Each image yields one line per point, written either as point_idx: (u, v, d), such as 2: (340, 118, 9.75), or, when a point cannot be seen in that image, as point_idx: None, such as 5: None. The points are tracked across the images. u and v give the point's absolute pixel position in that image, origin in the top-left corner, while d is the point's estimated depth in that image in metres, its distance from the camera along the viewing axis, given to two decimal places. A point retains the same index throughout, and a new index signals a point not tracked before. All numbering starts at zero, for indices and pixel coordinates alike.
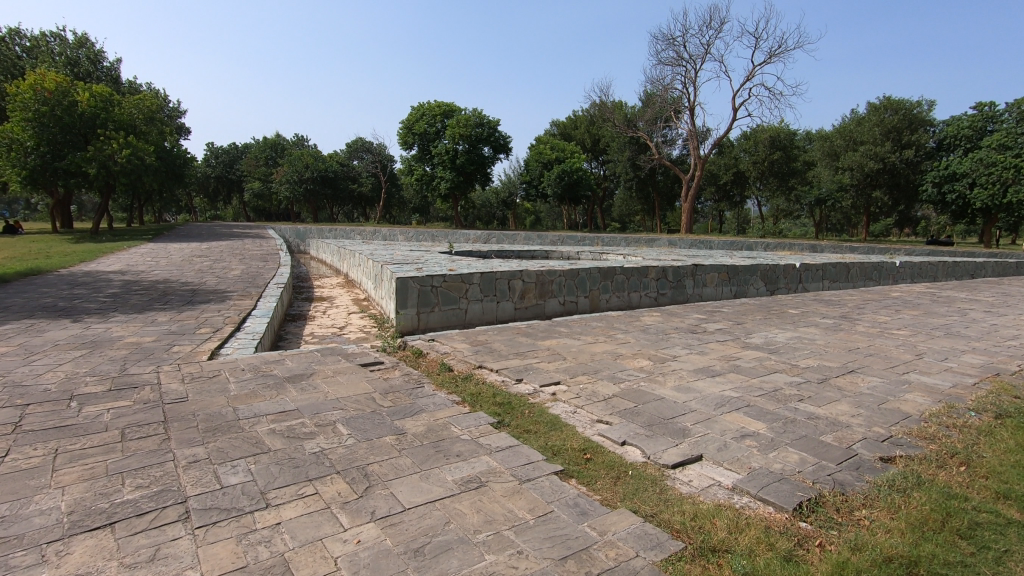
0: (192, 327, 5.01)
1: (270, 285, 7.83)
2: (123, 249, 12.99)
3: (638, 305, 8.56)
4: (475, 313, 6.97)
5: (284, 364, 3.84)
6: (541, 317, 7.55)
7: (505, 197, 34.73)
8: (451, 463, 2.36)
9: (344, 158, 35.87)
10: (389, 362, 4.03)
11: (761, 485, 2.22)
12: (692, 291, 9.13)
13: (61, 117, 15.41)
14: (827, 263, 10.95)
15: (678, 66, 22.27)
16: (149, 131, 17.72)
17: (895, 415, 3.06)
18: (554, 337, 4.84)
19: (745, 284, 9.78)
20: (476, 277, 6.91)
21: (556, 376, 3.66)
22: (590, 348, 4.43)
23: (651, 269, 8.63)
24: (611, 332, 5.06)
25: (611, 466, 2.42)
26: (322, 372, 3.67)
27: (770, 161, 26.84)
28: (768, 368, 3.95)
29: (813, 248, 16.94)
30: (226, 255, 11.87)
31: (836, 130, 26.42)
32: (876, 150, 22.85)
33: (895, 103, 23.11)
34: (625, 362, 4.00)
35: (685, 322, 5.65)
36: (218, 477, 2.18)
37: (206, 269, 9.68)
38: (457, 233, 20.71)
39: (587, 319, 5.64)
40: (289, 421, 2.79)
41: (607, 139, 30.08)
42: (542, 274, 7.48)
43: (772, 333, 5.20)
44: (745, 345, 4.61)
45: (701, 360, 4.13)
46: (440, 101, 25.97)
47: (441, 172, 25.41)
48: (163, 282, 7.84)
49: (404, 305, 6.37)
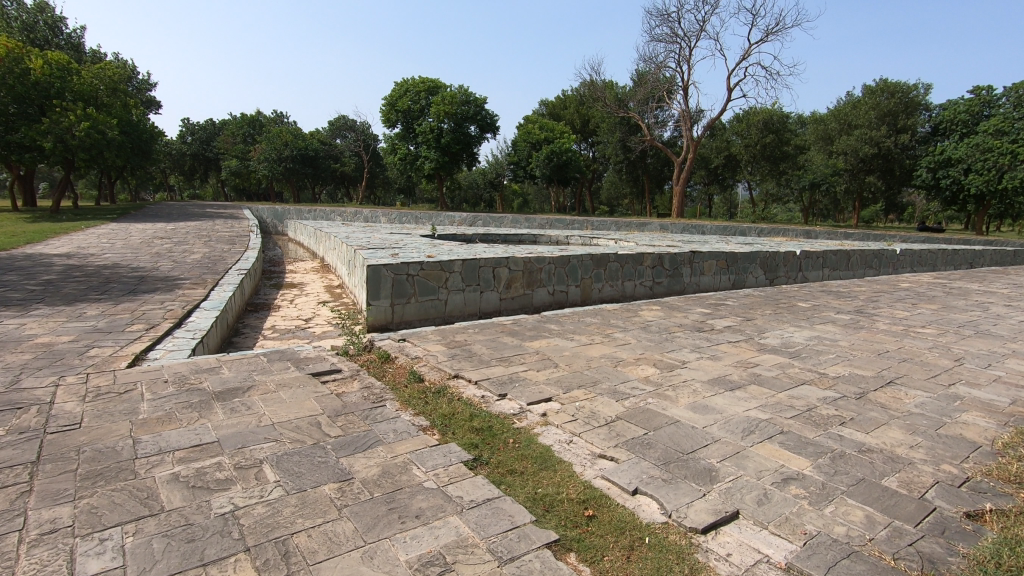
0: (123, 323, 4.30)
1: (230, 272, 7.10)
2: (80, 229, 12.04)
3: (633, 296, 7.99)
4: (456, 304, 6.33)
5: (221, 373, 3.17)
6: (528, 309, 6.95)
7: (492, 178, 33.75)
8: (408, 530, 1.74)
9: (325, 137, 34.66)
10: (348, 369, 3.39)
11: (828, 567, 1.64)
12: (689, 280, 8.56)
13: (13, 87, 14.32)
14: (828, 251, 10.45)
15: (673, 43, 21.43)
16: (112, 103, 16.69)
17: (962, 447, 2.49)
18: (544, 337, 4.22)
19: (744, 272, 9.24)
20: (458, 265, 6.26)
21: (548, 390, 3.05)
22: (586, 351, 3.81)
23: (646, 256, 8.03)
24: (608, 331, 4.44)
25: (621, 530, 1.83)
26: (264, 385, 3.02)
27: (763, 144, 26.20)
28: (793, 378, 3.37)
29: (806, 234, 16.50)
30: (191, 237, 11.04)
31: (832, 113, 25.87)
32: (872, 135, 22.40)
33: (892, 86, 22.64)
34: (628, 371, 3.41)
35: (689, 318, 5.06)
36: (72, 564, 1.54)
37: (164, 252, 8.86)
38: (442, 215, 19.97)
39: (580, 315, 5.02)
40: (201, 461, 2.14)
41: (598, 120, 29.26)
42: (531, 261, 6.86)
43: (787, 331, 4.63)
44: (760, 348, 4.04)
45: (714, 368, 3.55)
46: (425, 77, 24.94)
47: (425, 151, 24.46)
48: (109, 268, 7.07)
49: (376, 296, 5.71)
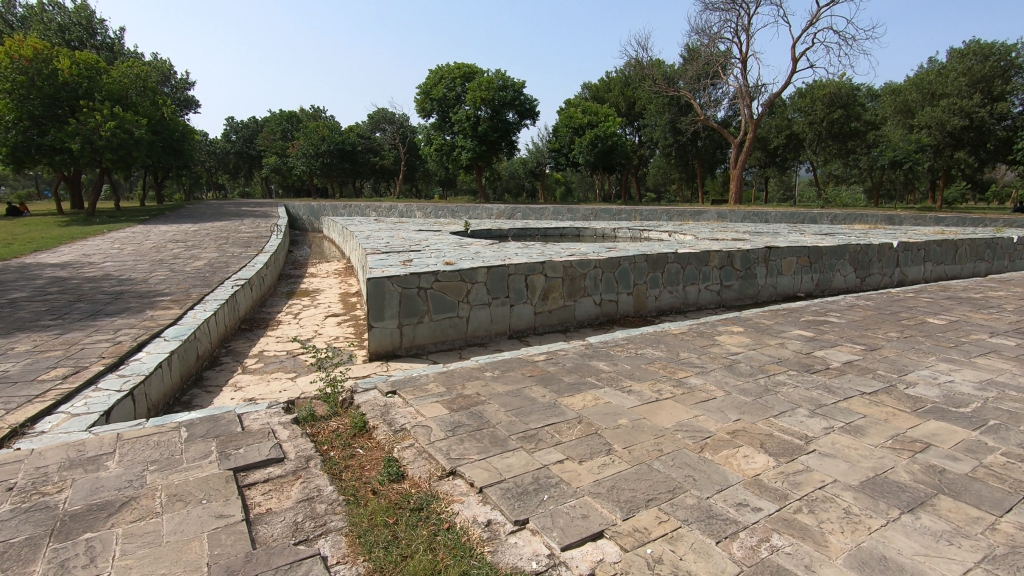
0: (42, 367, 3.34)
1: (226, 284, 6.16)
2: (101, 233, 11.56)
3: (697, 302, 6.63)
4: (480, 322, 5.17)
5: (101, 473, 2.09)
6: (571, 324, 5.73)
7: (533, 167, 32.48)
8: None
9: (365, 130, 34.17)
10: (297, 456, 2.26)
11: None
12: (764, 282, 7.11)
13: (42, 88, 14.11)
14: (931, 242, 8.71)
15: (730, 12, 19.46)
16: (141, 103, 16.42)
17: None
18: (592, 385, 3.00)
19: (830, 270, 7.70)
20: (482, 274, 5.12)
21: (597, 514, 1.82)
22: (652, 418, 2.55)
23: (713, 255, 6.66)
24: (679, 374, 3.17)
25: None
26: (146, 500, 1.91)
27: (830, 121, 23.87)
28: (1006, 483, 2.03)
29: (887, 220, 14.55)
30: (208, 240, 10.34)
31: (911, 82, 23.27)
32: (961, 104, 19.84)
33: (985, 48, 20.09)
34: (723, 463, 2.15)
35: (787, 348, 3.71)
36: None
37: (168, 258, 8.09)
38: (480, 207, 18.97)
39: (637, 346, 3.76)
40: None
41: (644, 102, 27.43)
42: (572, 266, 5.64)
43: (941, 373, 3.22)
44: (917, 411, 2.68)
45: (863, 457, 2.22)
46: (460, 62, 23.87)
47: (461, 141, 23.37)
48: (93, 281, 6.26)
49: (380, 316, 4.64)
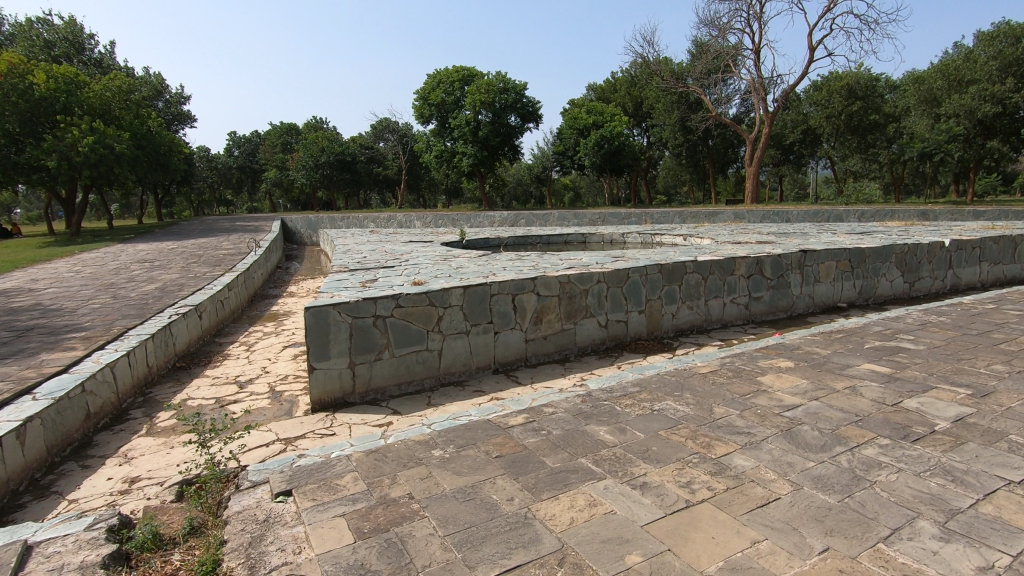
0: None
1: (165, 313, 5.21)
2: (69, 255, 10.72)
3: (721, 319, 5.57)
4: (456, 355, 4.17)
5: None
6: (570, 352, 4.71)
7: (539, 172, 31.51)
8: None
9: (367, 140, 33.49)
10: None
11: None
12: (799, 293, 6.03)
13: (17, 104, 13.39)
14: (986, 239, 7.54)
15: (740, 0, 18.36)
16: (123, 117, 15.68)
17: None
18: (586, 476, 1.98)
19: (875, 275, 6.59)
20: (456, 296, 4.14)
21: None
22: (684, 554, 1.53)
23: (739, 262, 5.61)
24: (720, 453, 2.12)
25: None
26: None
27: (848, 113, 22.64)
28: None
29: (921, 216, 13.30)
30: (179, 259, 9.46)
31: (934, 69, 21.89)
32: (992, 90, 18.40)
33: (1016, 30, 18.72)
34: None
35: (865, 397, 2.65)
36: None
37: (120, 282, 7.18)
38: (482, 215, 18.09)
39: (655, 398, 2.72)
40: None
41: (652, 100, 26.35)
42: (569, 282, 4.64)
43: None
44: None
45: None
46: (459, 66, 23.03)
47: (461, 147, 22.49)
48: (12, 313, 5.37)
49: (325, 355, 3.67)
